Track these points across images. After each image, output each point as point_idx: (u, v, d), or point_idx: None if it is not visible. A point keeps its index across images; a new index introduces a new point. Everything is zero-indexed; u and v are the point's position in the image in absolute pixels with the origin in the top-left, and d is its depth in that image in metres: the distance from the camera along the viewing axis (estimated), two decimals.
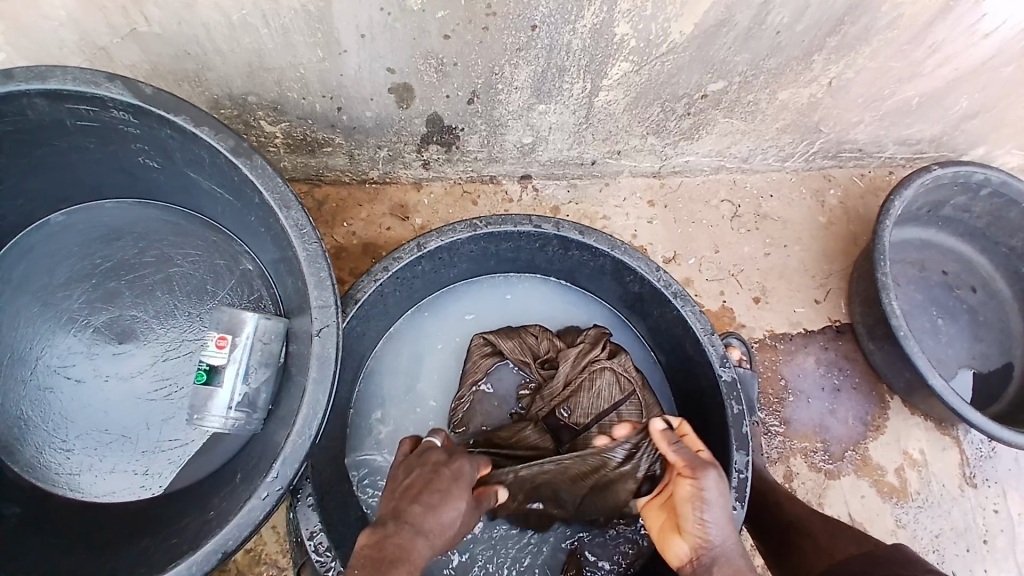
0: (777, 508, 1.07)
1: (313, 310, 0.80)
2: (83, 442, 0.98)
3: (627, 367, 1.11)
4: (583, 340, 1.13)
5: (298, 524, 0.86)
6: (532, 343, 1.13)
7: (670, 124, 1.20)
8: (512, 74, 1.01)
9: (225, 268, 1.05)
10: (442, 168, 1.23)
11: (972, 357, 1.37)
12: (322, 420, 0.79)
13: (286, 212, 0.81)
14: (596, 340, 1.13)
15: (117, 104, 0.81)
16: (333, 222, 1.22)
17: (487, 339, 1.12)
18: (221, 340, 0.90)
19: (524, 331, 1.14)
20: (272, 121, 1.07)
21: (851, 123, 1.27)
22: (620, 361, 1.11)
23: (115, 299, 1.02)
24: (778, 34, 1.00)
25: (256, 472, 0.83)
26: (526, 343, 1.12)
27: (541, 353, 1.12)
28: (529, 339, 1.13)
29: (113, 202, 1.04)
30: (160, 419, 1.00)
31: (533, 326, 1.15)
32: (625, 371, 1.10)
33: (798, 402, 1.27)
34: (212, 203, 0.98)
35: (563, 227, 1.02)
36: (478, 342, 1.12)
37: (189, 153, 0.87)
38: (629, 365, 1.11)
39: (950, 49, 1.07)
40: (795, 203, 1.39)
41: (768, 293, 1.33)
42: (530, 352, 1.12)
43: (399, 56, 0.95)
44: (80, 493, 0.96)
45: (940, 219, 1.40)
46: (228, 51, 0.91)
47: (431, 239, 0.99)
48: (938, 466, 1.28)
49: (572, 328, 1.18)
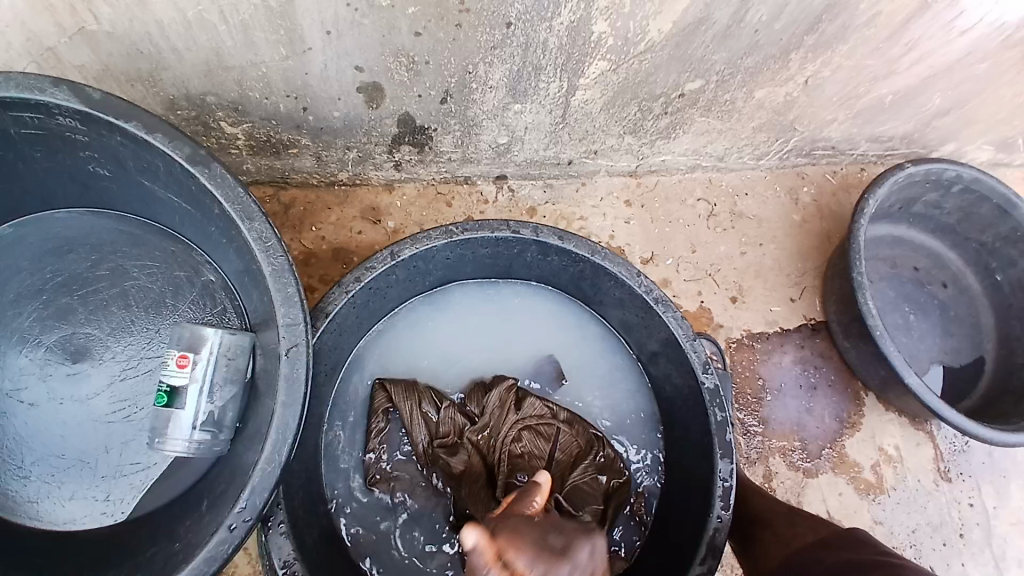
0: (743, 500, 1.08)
1: (280, 328, 0.76)
2: (39, 470, 0.92)
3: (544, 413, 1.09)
4: (492, 402, 1.07)
5: (270, 554, 0.83)
6: (426, 407, 1.06)
7: (648, 123, 1.18)
8: (487, 73, 0.98)
9: (185, 280, 0.99)
10: (415, 169, 1.19)
11: (944, 352, 1.39)
12: (291, 445, 0.75)
13: (249, 225, 0.76)
14: (503, 401, 1.08)
15: (63, 111, 0.75)
16: (301, 226, 1.17)
17: (389, 395, 1.06)
18: (182, 359, 0.84)
19: (423, 390, 1.07)
20: (233, 122, 1.01)
21: (826, 122, 1.27)
22: (535, 410, 1.08)
23: (69, 315, 0.96)
24: (756, 33, 0.99)
25: (224, 498, 0.78)
26: (422, 408, 1.06)
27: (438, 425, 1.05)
28: (427, 404, 1.06)
29: (63, 212, 0.97)
30: (120, 442, 0.94)
31: (435, 393, 1.08)
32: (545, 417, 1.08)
33: (776, 401, 1.28)
34: (171, 211, 0.92)
35: (542, 232, 0.99)
36: (381, 396, 1.06)
37: (143, 162, 0.81)
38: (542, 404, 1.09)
39: (925, 46, 1.07)
40: (770, 201, 1.39)
41: (745, 293, 1.33)
42: (425, 419, 1.05)
43: (367, 54, 0.90)
44: (38, 523, 0.91)
45: (911, 216, 1.41)
46: (185, 49, 0.86)
47: (405, 247, 0.95)
48: (913, 462, 1.30)
49: (477, 384, 1.11)
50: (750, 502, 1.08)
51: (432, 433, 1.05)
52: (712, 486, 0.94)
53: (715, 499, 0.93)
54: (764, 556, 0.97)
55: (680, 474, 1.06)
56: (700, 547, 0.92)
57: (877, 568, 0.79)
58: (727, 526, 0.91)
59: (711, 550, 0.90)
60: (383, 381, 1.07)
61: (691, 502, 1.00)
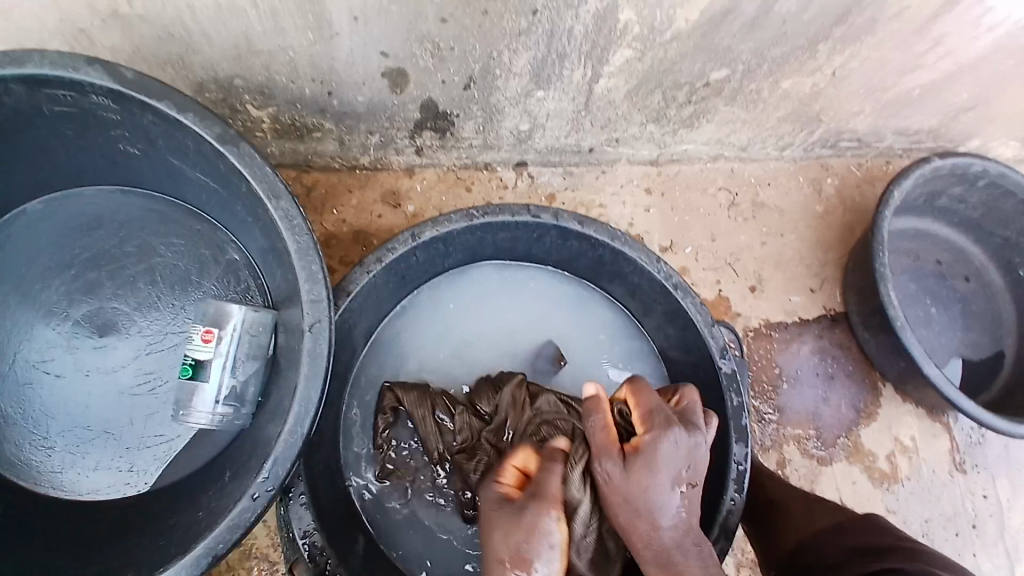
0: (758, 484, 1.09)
1: (305, 305, 0.78)
2: (66, 439, 0.96)
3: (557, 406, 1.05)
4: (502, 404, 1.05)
5: (291, 523, 0.86)
6: (439, 415, 1.05)
7: (671, 112, 1.17)
8: (511, 60, 0.97)
9: (209, 258, 1.01)
10: (436, 154, 1.19)
11: (964, 345, 1.37)
12: (313, 418, 0.77)
13: (276, 204, 0.77)
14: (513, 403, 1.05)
15: (96, 89, 0.76)
16: (323, 208, 1.18)
17: (399, 397, 1.05)
18: (207, 333, 0.86)
19: (435, 395, 1.06)
20: (258, 104, 1.02)
21: (852, 114, 1.25)
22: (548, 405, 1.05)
23: (95, 290, 0.98)
24: (784, 24, 0.97)
25: (247, 469, 0.81)
26: (434, 415, 1.05)
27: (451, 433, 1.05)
28: (440, 410, 1.05)
29: (90, 189, 0.99)
30: (144, 414, 0.97)
31: (448, 398, 1.07)
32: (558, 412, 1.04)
33: (791, 389, 1.28)
34: (198, 190, 0.94)
35: (562, 217, 1.00)
36: (390, 398, 1.05)
37: (173, 140, 0.83)
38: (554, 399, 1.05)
39: (955, 42, 1.05)
40: (792, 193, 1.37)
41: (764, 284, 1.32)
42: (438, 426, 1.05)
43: (393, 40, 0.91)
44: (64, 490, 0.94)
45: (936, 208, 1.39)
46: (214, 33, 0.86)
47: (427, 229, 0.96)
48: (928, 452, 1.29)
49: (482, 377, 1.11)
50: (764, 486, 1.09)
51: (447, 441, 1.04)
52: (726, 469, 0.95)
53: (729, 485, 0.93)
54: (781, 540, 0.98)
55: None
56: (713, 527, 0.93)
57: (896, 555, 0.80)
58: (739, 511, 0.93)
59: (724, 531, 0.92)
60: (394, 386, 1.06)
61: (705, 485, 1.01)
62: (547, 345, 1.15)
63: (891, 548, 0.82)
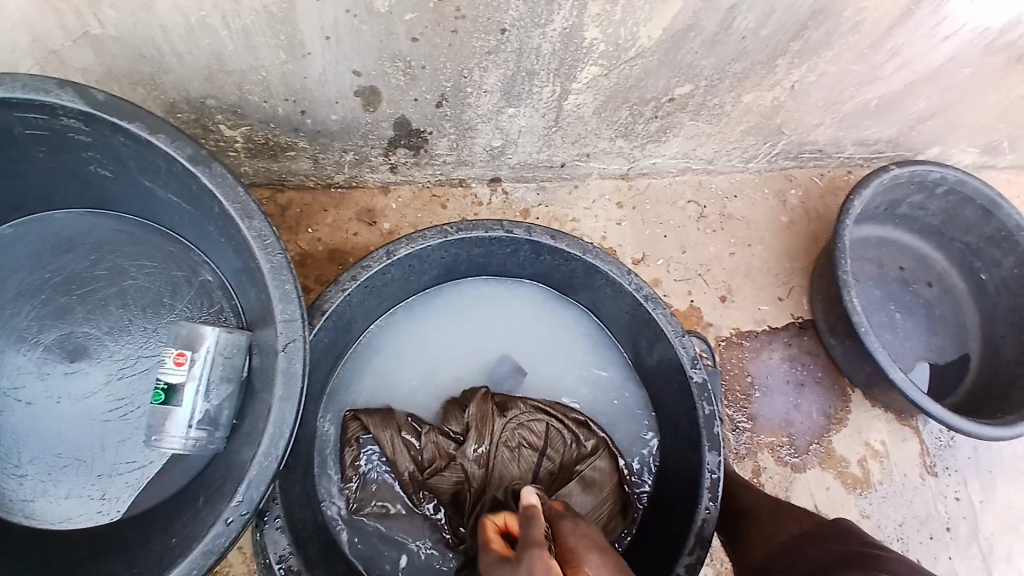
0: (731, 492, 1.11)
1: (279, 325, 0.78)
2: (36, 467, 0.93)
3: (526, 416, 1.09)
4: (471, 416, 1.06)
5: (266, 548, 0.85)
6: (406, 435, 1.05)
7: (639, 127, 1.21)
8: (482, 77, 1.00)
9: (183, 279, 1.00)
10: (410, 172, 1.21)
11: (929, 350, 1.42)
12: (288, 440, 0.76)
13: (249, 223, 0.78)
14: (480, 414, 1.07)
15: (67, 111, 0.76)
16: (297, 228, 1.19)
17: (364, 425, 1.05)
18: (179, 357, 0.86)
19: (398, 419, 1.06)
20: (231, 125, 1.03)
21: (812, 126, 1.30)
22: (515, 416, 1.09)
23: (66, 314, 0.97)
24: (743, 39, 1.01)
25: (222, 493, 0.80)
26: (402, 437, 1.05)
27: (421, 453, 1.05)
28: (405, 431, 1.06)
29: (62, 213, 0.99)
30: (116, 440, 0.95)
31: (414, 418, 1.08)
32: (526, 421, 1.09)
33: (764, 397, 1.30)
34: (171, 212, 0.94)
35: (534, 232, 1.01)
36: (355, 426, 1.05)
37: (144, 161, 0.83)
38: (523, 408, 1.10)
39: (908, 53, 1.11)
40: (758, 204, 1.42)
41: (734, 293, 1.35)
42: (407, 448, 1.05)
43: (365, 59, 0.92)
44: (35, 520, 0.91)
45: (897, 217, 1.45)
46: (186, 54, 0.87)
47: (401, 246, 0.97)
48: (899, 456, 1.33)
49: (451, 403, 1.10)
50: (737, 494, 1.11)
51: (417, 460, 1.05)
52: (701, 479, 0.97)
53: (702, 494, 0.95)
54: (750, 549, 1.00)
55: (670, 471, 1.08)
56: (688, 538, 0.94)
57: (857, 560, 0.81)
58: (713, 521, 0.93)
59: (700, 541, 0.93)
60: (359, 411, 1.06)
61: (679, 498, 1.03)
62: (504, 359, 1.16)
63: (856, 554, 0.83)
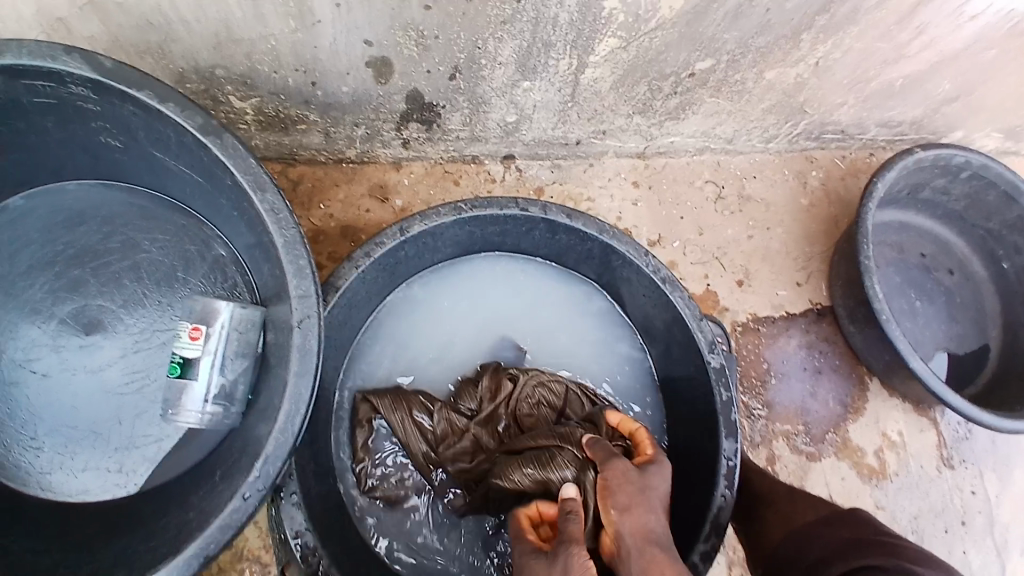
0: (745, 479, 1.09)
1: (293, 300, 0.77)
2: (53, 439, 0.94)
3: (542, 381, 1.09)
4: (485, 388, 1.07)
5: (283, 524, 0.85)
6: (418, 415, 1.04)
7: (657, 103, 1.17)
8: (496, 48, 0.97)
9: (196, 254, 0.99)
10: (423, 147, 1.19)
11: (950, 338, 1.39)
12: (305, 416, 0.76)
13: (261, 195, 0.76)
14: (494, 388, 1.07)
15: (76, 79, 0.75)
16: (309, 203, 1.17)
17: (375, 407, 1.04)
18: (194, 331, 0.85)
19: (410, 398, 1.05)
20: (241, 96, 1.01)
21: (836, 105, 1.25)
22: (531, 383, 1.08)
23: (80, 287, 0.97)
24: (768, 11, 0.98)
25: (236, 469, 0.80)
26: (414, 416, 1.04)
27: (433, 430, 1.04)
28: (417, 410, 1.04)
29: (74, 184, 0.98)
30: (132, 414, 0.96)
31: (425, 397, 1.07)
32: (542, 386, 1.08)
33: (781, 384, 1.28)
34: (181, 184, 0.93)
35: (550, 210, 0.99)
36: (366, 408, 1.04)
37: (154, 132, 0.81)
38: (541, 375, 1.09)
39: (936, 30, 1.06)
40: (778, 185, 1.38)
41: (752, 276, 1.32)
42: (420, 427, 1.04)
43: (376, 28, 0.90)
44: (52, 491, 0.92)
45: (919, 202, 1.41)
46: (196, 22, 0.86)
47: (414, 223, 0.95)
48: (915, 447, 1.30)
49: (466, 382, 1.09)
50: (752, 480, 1.09)
51: (431, 437, 1.04)
52: (716, 466, 0.95)
53: (718, 481, 0.93)
54: (767, 536, 0.98)
55: (684, 455, 1.07)
56: (703, 525, 0.93)
57: (877, 548, 0.79)
58: (728, 508, 0.92)
59: (716, 528, 0.92)
60: (369, 395, 1.05)
61: (694, 484, 1.01)
62: (504, 341, 1.14)
63: (872, 541, 0.82)
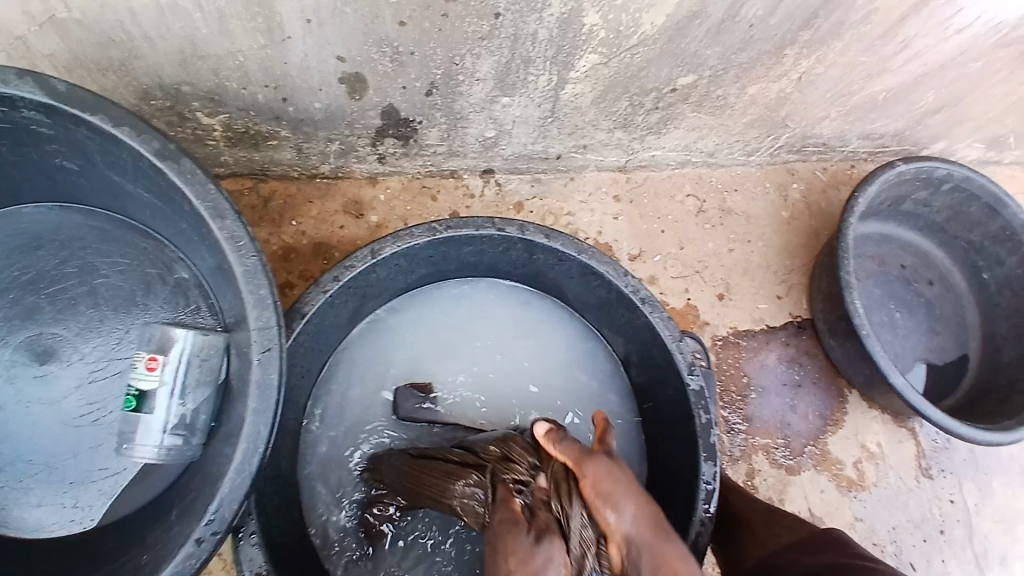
0: (724, 500, 1.08)
1: (253, 332, 0.73)
2: (7, 474, 0.89)
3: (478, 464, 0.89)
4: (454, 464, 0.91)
5: (241, 564, 0.81)
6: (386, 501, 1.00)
7: (638, 118, 1.16)
8: (474, 64, 0.94)
9: (156, 277, 0.95)
10: (399, 162, 1.15)
11: (928, 350, 1.39)
12: (263, 456, 0.72)
13: (220, 224, 0.73)
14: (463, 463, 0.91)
15: (27, 103, 0.71)
16: (280, 220, 1.13)
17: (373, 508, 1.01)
18: (151, 362, 0.81)
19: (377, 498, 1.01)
20: (209, 112, 0.97)
21: (818, 118, 1.25)
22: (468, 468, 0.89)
23: (36, 314, 0.92)
24: (752, 28, 0.96)
25: (193, 507, 0.76)
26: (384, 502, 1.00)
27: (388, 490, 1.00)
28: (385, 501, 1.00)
29: (30, 206, 0.94)
30: (89, 446, 0.91)
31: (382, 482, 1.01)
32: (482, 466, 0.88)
33: (760, 399, 1.27)
34: (141, 207, 0.88)
35: (528, 230, 0.96)
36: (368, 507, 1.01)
37: (109, 155, 0.77)
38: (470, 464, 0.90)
39: (919, 45, 1.06)
40: (759, 197, 1.37)
41: (732, 290, 1.31)
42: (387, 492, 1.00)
43: (348, 43, 0.87)
44: (8, 528, 0.87)
45: (900, 213, 1.41)
46: (158, 38, 0.82)
47: (386, 245, 0.92)
48: (895, 458, 1.30)
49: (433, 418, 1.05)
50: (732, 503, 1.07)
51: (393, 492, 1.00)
52: (697, 490, 0.93)
53: (698, 501, 0.92)
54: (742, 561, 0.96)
55: (660, 475, 1.05)
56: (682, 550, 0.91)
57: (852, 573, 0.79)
58: (711, 529, 0.91)
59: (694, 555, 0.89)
60: (356, 458, 1.04)
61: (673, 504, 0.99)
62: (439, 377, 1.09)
63: (847, 569, 0.80)
